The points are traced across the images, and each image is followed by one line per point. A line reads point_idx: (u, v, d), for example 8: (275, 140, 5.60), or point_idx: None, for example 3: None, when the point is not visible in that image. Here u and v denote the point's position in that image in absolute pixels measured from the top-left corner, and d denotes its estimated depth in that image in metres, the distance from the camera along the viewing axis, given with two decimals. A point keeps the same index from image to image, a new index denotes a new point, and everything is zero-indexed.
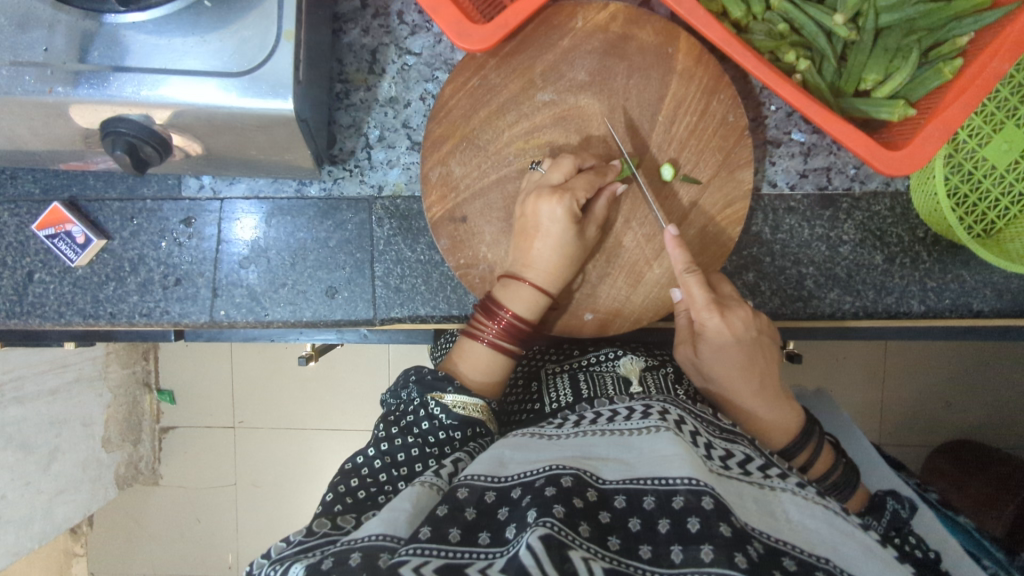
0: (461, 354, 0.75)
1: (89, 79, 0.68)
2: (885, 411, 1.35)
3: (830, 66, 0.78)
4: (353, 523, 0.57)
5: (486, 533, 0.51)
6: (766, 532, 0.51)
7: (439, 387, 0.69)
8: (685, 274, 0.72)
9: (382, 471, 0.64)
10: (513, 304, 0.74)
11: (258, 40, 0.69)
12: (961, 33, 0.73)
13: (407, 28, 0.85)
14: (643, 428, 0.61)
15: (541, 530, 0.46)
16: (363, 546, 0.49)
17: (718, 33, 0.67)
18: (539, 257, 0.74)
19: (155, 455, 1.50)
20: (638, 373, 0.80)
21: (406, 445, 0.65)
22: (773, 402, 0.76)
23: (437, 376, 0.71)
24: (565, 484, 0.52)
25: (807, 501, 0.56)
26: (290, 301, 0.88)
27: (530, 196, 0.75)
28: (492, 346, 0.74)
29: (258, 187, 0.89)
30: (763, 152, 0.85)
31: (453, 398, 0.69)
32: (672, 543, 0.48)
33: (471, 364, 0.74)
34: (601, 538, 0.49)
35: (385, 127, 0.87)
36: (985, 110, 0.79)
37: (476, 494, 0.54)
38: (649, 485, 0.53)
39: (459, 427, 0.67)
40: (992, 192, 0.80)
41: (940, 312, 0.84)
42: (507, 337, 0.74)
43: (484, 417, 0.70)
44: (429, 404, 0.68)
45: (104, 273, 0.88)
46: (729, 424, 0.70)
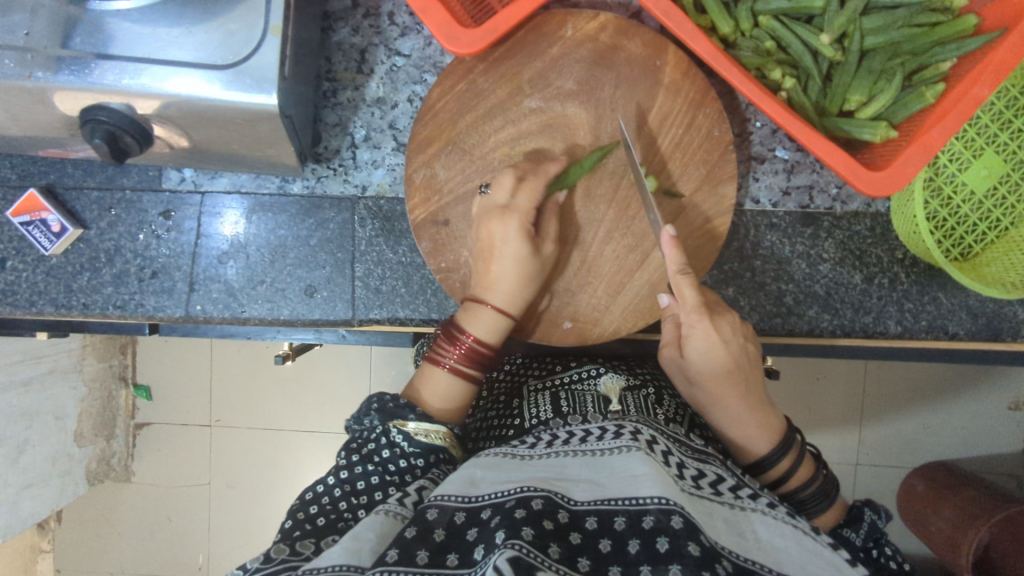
0: (422, 380, 0.73)
1: (70, 65, 0.67)
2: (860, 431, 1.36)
3: (815, 85, 0.78)
4: (313, 549, 0.55)
5: (454, 554, 0.50)
6: (734, 552, 0.51)
7: (400, 415, 0.69)
8: (676, 275, 0.70)
9: (341, 500, 0.62)
10: (475, 328, 0.73)
11: (245, 33, 0.69)
12: (943, 59, 0.74)
13: (398, 30, 0.85)
14: (615, 448, 0.61)
15: (509, 553, 0.45)
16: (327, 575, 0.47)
17: (705, 47, 0.68)
18: (497, 278, 0.73)
19: (128, 452, 1.48)
20: (619, 394, 0.81)
21: (367, 473, 0.64)
22: (755, 410, 0.75)
23: (399, 403, 0.70)
24: (536, 506, 0.52)
25: (777, 521, 0.56)
26: (268, 298, 0.87)
27: (482, 219, 0.75)
28: (452, 371, 0.72)
29: (240, 182, 0.88)
30: (747, 168, 0.86)
31: (416, 426, 0.68)
32: (641, 564, 0.48)
33: (432, 392, 0.72)
34: (571, 560, 0.48)
35: (371, 127, 0.87)
36: (965, 136, 0.80)
37: (446, 516, 0.53)
38: (620, 506, 0.53)
39: (421, 455, 0.67)
40: (970, 217, 0.81)
41: (917, 333, 0.85)
42: (467, 362, 0.73)
43: (448, 445, 0.70)
44: (390, 432, 0.67)
45: (79, 263, 0.87)
46: (700, 445, 0.70)
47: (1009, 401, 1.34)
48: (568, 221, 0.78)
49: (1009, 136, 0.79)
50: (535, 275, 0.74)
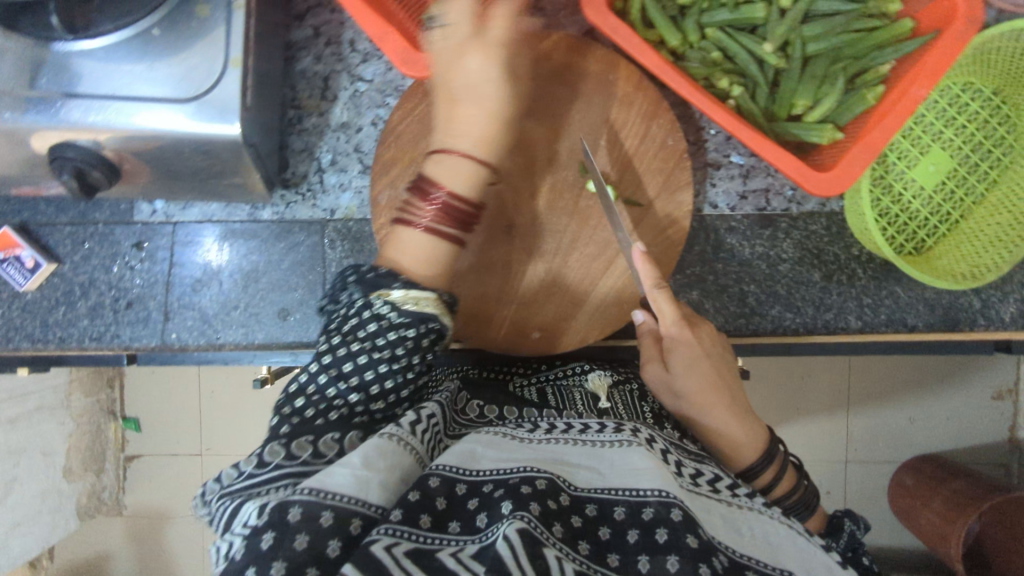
0: (396, 245, 0.65)
1: (38, 105, 0.69)
2: (851, 428, 1.38)
3: (763, 92, 0.80)
4: (310, 451, 0.53)
5: (456, 522, 0.49)
6: (730, 546, 0.53)
7: (384, 284, 0.60)
8: (653, 291, 0.73)
9: (329, 387, 0.58)
10: (448, 182, 0.64)
11: (207, 66, 0.71)
12: (883, 62, 0.77)
13: (359, 56, 0.87)
14: (614, 442, 0.62)
15: (518, 524, 0.46)
16: (334, 504, 0.46)
17: (652, 60, 0.72)
18: (465, 121, 0.66)
19: (119, 485, 1.47)
20: (605, 391, 0.82)
21: (350, 355, 0.57)
22: (741, 421, 0.75)
23: (379, 274, 0.62)
24: (540, 486, 0.52)
25: (772, 519, 0.59)
26: (242, 323, 0.89)
27: (462, 48, 0.67)
28: (431, 231, 0.63)
29: (211, 211, 0.89)
30: (704, 175, 0.88)
31: (401, 294, 0.60)
32: (640, 553, 0.50)
33: (409, 255, 0.63)
34: (572, 541, 0.49)
35: (337, 151, 0.89)
36: (912, 135, 0.85)
37: (447, 485, 0.52)
38: (620, 496, 0.54)
39: (410, 324, 0.58)
40: (921, 212, 0.85)
41: (877, 327, 0.87)
42: (445, 221, 0.63)
43: (443, 313, 0.61)
44: (373, 304, 0.59)
45: (54, 298, 0.88)
46: (695, 449, 0.72)
47: (992, 391, 1.36)
48: (530, 234, 0.81)
49: (954, 133, 0.84)
50: (506, 128, 0.68)
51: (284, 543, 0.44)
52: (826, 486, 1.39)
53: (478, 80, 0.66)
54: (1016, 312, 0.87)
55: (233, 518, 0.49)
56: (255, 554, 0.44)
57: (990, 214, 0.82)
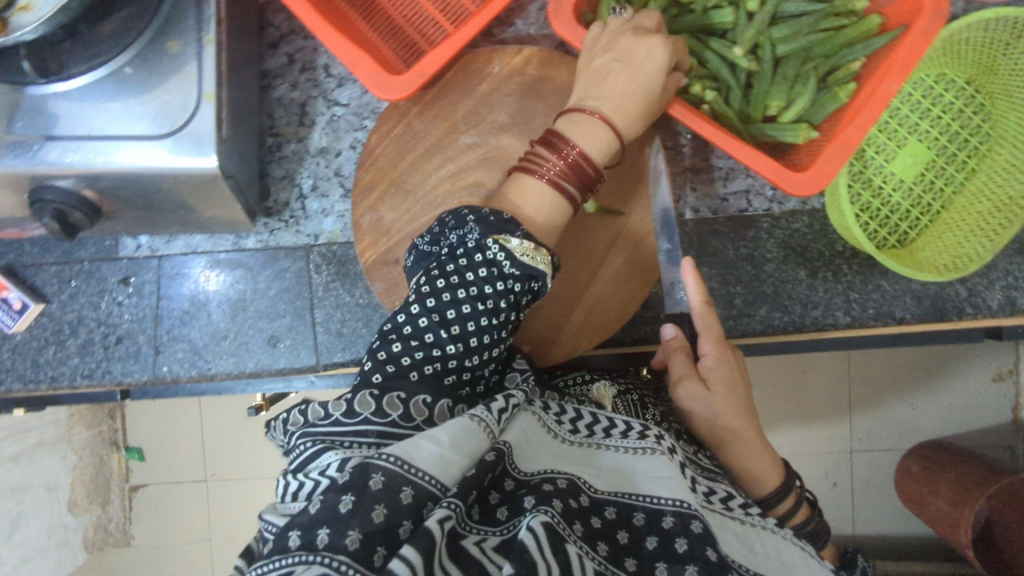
0: (517, 191, 0.66)
1: (15, 149, 0.69)
2: (855, 418, 1.38)
3: (737, 95, 0.81)
4: (401, 411, 0.52)
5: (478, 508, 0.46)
6: (745, 567, 0.52)
7: (505, 231, 0.60)
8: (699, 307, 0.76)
9: (427, 332, 0.57)
10: (582, 142, 0.66)
11: (181, 102, 0.71)
12: (853, 59, 0.78)
13: (334, 81, 0.88)
14: (635, 449, 0.58)
15: (542, 517, 0.44)
16: (418, 483, 0.44)
17: None
18: (613, 89, 0.67)
19: (125, 515, 1.46)
20: (610, 400, 0.77)
21: (456, 301, 0.56)
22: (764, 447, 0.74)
23: (502, 219, 0.61)
24: (561, 485, 0.50)
25: (784, 541, 0.58)
26: (232, 352, 0.89)
27: (619, 36, 0.68)
28: (554, 184, 0.65)
29: (195, 243, 0.90)
30: (684, 179, 0.89)
31: (519, 245, 0.59)
32: (658, 561, 0.47)
33: (530, 201, 0.65)
34: (591, 541, 0.46)
35: (318, 176, 0.89)
36: (889, 128, 0.85)
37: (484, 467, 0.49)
38: (637, 501, 0.51)
39: (519, 278, 0.58)
40: (902, 205, 0.85)
41: (865, 322, 0.87)
42: (569, 179, 0.65)
43: (550, 274, 0.61)
44: (487, 248, 0.58)
45: (44, 337, 0.88)
46: (707, 463, 0.70)
47: (993, 371, 1.36)
48: None
49: (930, 124, 0.84)
50: (646, 114, 0.69)
51: (362, 511, 0.41)
52: (833, 477, 1.40)
53: (609, 66, 0.68)
54: (1003, 299, 0.87)
55: (308, 461, 0.47)
56: (330, 516, 0.41)
57: (971, 203, 0.83)
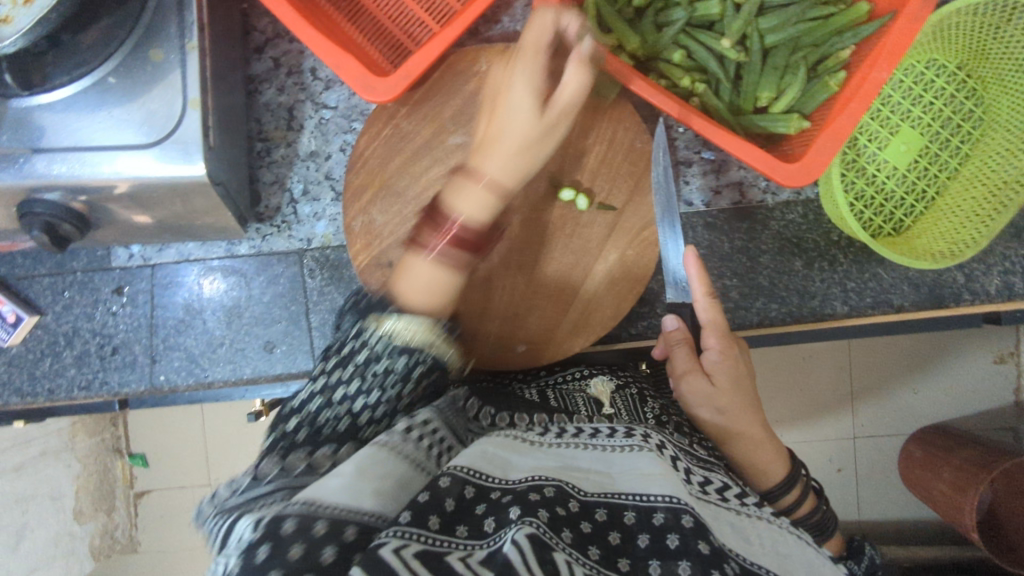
0: (406, 274, 0.65)
1: (2, 163, 0.69)
2: (856, 405, 1.38)
3: (726, 87, 0.80)
4: (305, 463, 0.57)
5: (462, 526, 0.47)
6: (742, 555, 0.52)
7: (380, 314, 0.63)
8: (704, 300, 0.75)
9: (323, 411, 0.62)
10: (464, 206, 0.65)
11: (166, 110, 0.71)
12: (842, 48, 0.77)
13: (321, 84, 0.87)
14: (624, 447, 0.61)
15: (527, 528, 0.45)
16: (331, 515, 0.45)
17: (616, 65, 0.73)
18: (502, 134, 0.68)
19: (131, 522, 1.47)
20: (609, 398, 0.79)
21: (344, 380, 0.62)
22: (768, 442, 0.75)
23: (376, 305, 0.65)
24: (547, 493, 0.51)
25: (781, 531, 0.59)
26: (229, 359, 0.89)
27: (519, 65, 0.69)
28: (438, 262, 0.64)
29: (187, 251, 0.89)
30: (676, 173, 0.88)
31: (393, 323, 0.62)
32: (650, 559, 0.49)
33: (413, 288, 0.64)
34: (582, 546, 0.48)
35: (308, 180, 0.88)
36: (881, 115, 0.84)
37: (457, 484, 0.51)
38: (628, 501, 0.53)
39: (399, 354, 0.61)
40: (896, 192, 0.84)
41: (862, 311, 0.87)
42: (453, 246, 0.64)
43: (434, 344, 0.63)
44: (366, 333, 0.63)
45: (39, 349, 0.88)
46: (704, 454, 0.71)
47: (994, 354, 1.35)
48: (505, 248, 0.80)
49: (922, 110, 0.84)
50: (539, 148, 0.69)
51: (281, 552, 0.42)
52: (837, 463, 1.39)
53: (497, 116, 0.70)
54: (1000, 283, 0.86)
55: (228, 535, 0.48)
56: (249, 565, 0.41)
57: (965, 189, 0.83)
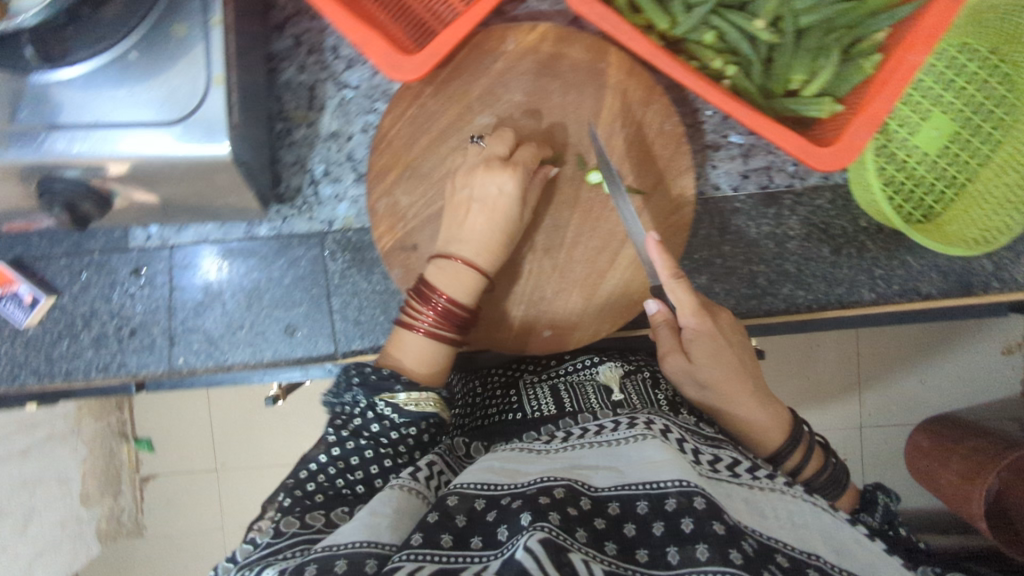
0: (400, 347, 0.73)
1: (20, 139, 0.67)
2: (864, 396, 1.37)
3: (757, 70, 0.78)
4: (323, 521, 0.60)
5: (477, 537, 0.52)
6: (758, 529, 0.54)
7: (387, 387, 0.68)
8: (670, 280, 0.71)
9: (337, 476, 0.64)
10: (447, 288, 0.72)
11: (189, 87, 0.69)
12: (877, 30, 0.75)
13: (343, 63, 0.85)
14: (630, 437, 0.63)
15: (539, 534, 0.47)
16: (347, 552, 0.50)
17: (643, 46, 0.70)
18: (473, 227, 0.74)
19: (137, 506, 1.45)
20: (619, 383, 0.83)
21: (359, 448, 0.66)
22: (765, 406, 0.75)
23: (381, 375, 0.69)
24: (558, 495, 0.54)
25: (795, 500, 0.61)
26: (249, 342, 0.88)
27: (474, 169, 0.75)
28: (430, 335, 0.72)
29: (207, 232, 0.88)
30: (704, 157, 0.87)
31: (405, 397, 0.67)
32: (667, 545, 0.51)
33: (412, 358, 0.72)
34: (598, 543, 0.51)
35: (329, 161, 0.87)
36: (912, 100, 0.83)
37: (466, 502, 0.56)
38: (640, 490, 0.56)
39: (412, 423, 0.67)
40: (927, 177, 0.83)
41: (890, 298, 0.86)
42: (444, 326, 0.72)
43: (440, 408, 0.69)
44: (377, 405, 0.67)
45: (56, 331, 0.87)
46: (711, 431, 0.72)
47: (1001, 345, 1.35)
48: (531, 231, 0.79)
49: (954, 95, 0.82)
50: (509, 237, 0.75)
51: None
52: (844, 453, 1.39)
53: (467, 203, 0.74)
54: None
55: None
56: None
57: (999, 174, 0.80)
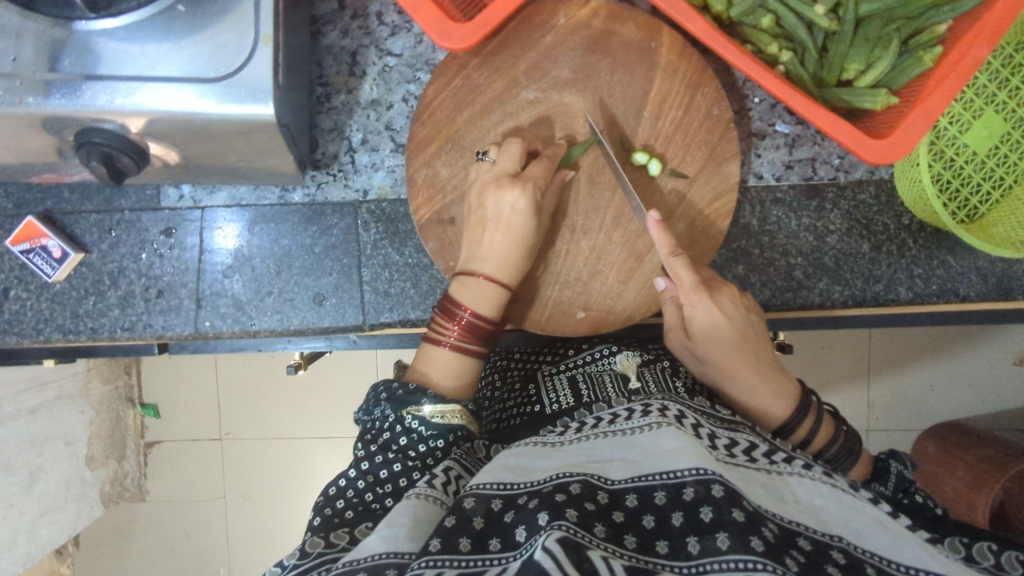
0: (426, 361, 0.72)
1: (60, 88, 0.65)
2: (874, 399, 1.37)
3: (812, 57, 0.77)
4: (347, 539, 0.56)
5: (496, 539, 0.51)
6: (778, 513, 0.52)
7: (413, 401, 0.67)
8: (669, 260, 0.72)
9: (366, 491, 0.62)
10: (471, 301, 0.72)
11: (236, 44, 0.67)
12: (939, 21, 0.73)
13: (387, 29, 0.84)
14: (644, 426, 0.61)
15: (557, 533, 0.45)
16: (367, 566, 0.48)
17: (699, 25, 0.67)
18: (494, 247, 0.72)
19: (142, 471, 1.45)
20: (636, 371, 0.81)
21: (388, 461, 0.63)
22: (769, 378, 0.74)
23: (409, 389, 0.68)
24: (575, 491, 0.52)
25: (815, 482, 0.57)
26: (277, 309, 0.87)
27: (485, 188, 0.73)
28: (459, 348, 0.71)
29: (239, 195, 0.87)
30: (748, 144, 0.86)
31: (431, 409, 0.66)
32: (687, 535, 0.48)
33: (440, 371, 0.71)
34: (617, 537, 0.49)
35: (368, 130, 0.86)
36: (964, 97, 0.81)
37: (483, 503, 0.54)
38: (658, 481, 0.53)
39: (439, 435, 0.65)
40: (974, 177, 0.82)
41: (928, 298, 0.85)
42: (471, 339, 0.72)
43: (466, 422, 0.68)
44: (404, 419, 0.66)
45: (83, 288, 0.86)
46: (728, 415, 0.70)
47: (1014, 354, 1.34)
48: (572, 211, 0.78)
49: (1008, 94, 0.80)
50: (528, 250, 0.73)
51: None
52: None
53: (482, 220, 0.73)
54: None
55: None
56: None
57: None
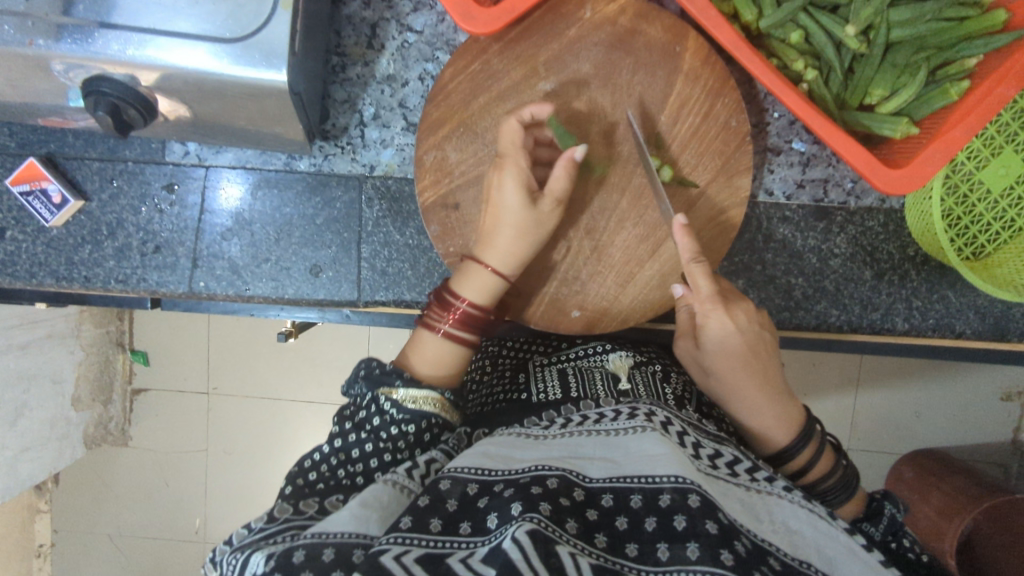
0: (413, 347, 0.71)
1: (72, 33, 0.63)
2: (857, 420, 1.37)
3: (837, 77, 0.76)
4: (317, 508, 0.56)
5: (467, 522, 0.51)
6: (752, 531, 0.52)
7: (387, 382, 0.66)
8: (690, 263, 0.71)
9: (339, 467, 0.62)
10: (469, 292, 0.71)
11: (254, 6, 0.66)
12: (970, 55, 0.72)
13: (410, 4, 0.83)
14: (631, 428, 0.61)
15: (528, 525, 0.46)
16: (335, 542, 0.48)
17: (728, 35, 0.66)
18: (496, 238, 0.71)
19: (126, 417, 1.46)
20: (626, 372, 0.81)
21: (361, 441, 0.63)
22: (770, 400, 0.73)
23: (386, 369, 0.67)
24: (551, 485, 0.52)
25: (794, 506, 0.57)
26: (272, 276, 0.86)
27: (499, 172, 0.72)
28: (444, 337, 0.70)
29: (245, 157, 0.86)
30: (762, 159, 0.85)
31: (404, 393, 0.65)
32: (658, 541, 0.49)
33: (423, 358, 0.70)
34: (588, 535, 0.49)
35: (380, 105, 0.85)
36: (986, 133, 0.79)
37: (458, 486, 0.54)
38: (635, 483, 0.53)
39: (412, 420, 0.64)
40: (985, 216, 0.81)
41: (923, 331, 0.85)
42: (459, 329, 0.70)
43: (440, 411, 0.67)
44: (380, 400, 0.65)
45: (81, 235, 0.85)
46: (711, 428, 0.69)
47: (1001, 391, 1.35)
48: (578, 208, 0.77)
49: None
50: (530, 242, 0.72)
51: None
52: None
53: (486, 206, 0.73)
54: None
55: (239, 570, 0.48)
56: None
57: None
